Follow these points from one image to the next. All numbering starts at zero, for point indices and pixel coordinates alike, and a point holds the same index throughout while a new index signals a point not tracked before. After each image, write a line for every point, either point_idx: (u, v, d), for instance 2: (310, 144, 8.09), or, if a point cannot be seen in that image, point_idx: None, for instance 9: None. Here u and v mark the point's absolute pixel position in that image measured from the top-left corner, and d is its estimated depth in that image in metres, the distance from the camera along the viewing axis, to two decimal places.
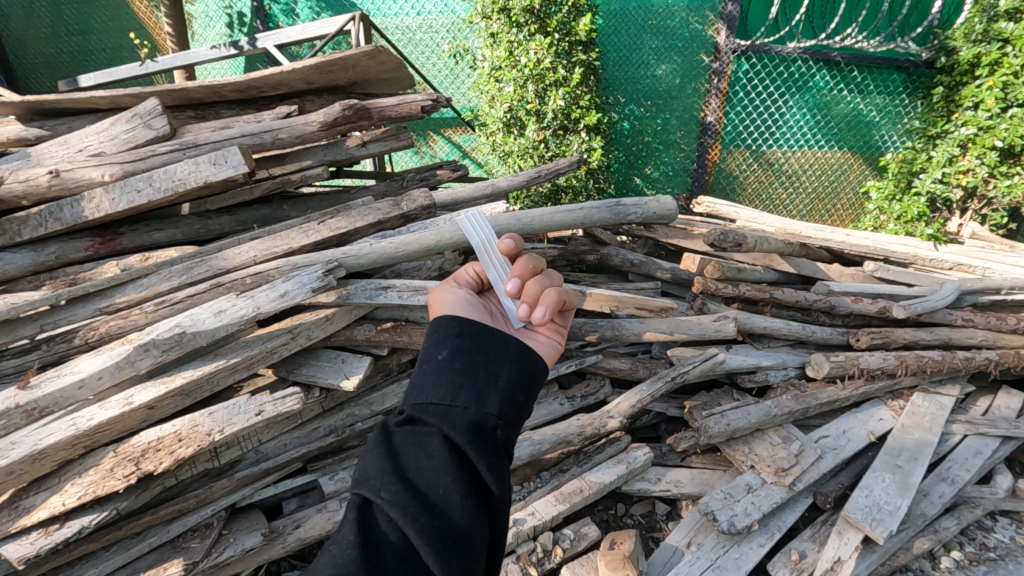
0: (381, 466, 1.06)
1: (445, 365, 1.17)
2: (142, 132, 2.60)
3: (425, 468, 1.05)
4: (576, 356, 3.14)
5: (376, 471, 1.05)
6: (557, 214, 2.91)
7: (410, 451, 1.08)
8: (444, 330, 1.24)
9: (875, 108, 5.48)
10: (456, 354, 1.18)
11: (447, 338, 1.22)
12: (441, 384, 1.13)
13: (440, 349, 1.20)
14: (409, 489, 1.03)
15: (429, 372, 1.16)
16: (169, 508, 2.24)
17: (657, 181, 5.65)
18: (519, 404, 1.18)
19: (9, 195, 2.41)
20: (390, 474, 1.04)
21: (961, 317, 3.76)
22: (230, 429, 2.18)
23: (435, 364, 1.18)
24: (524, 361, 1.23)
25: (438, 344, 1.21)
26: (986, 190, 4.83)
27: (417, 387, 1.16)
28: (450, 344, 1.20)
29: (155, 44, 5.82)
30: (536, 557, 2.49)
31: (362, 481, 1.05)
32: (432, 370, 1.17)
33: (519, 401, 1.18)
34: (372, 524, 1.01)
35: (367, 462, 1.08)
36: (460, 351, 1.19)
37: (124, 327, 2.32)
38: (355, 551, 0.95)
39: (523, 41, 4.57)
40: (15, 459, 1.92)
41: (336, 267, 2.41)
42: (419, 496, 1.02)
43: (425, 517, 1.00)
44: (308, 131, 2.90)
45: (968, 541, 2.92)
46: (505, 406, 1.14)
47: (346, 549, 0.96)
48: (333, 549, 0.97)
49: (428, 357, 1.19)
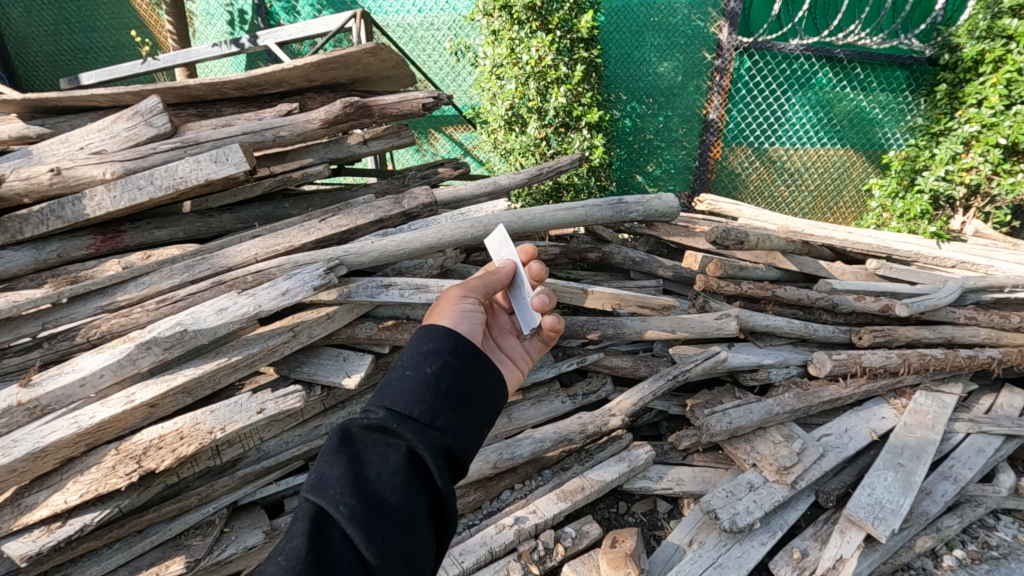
0: (344, 474, 1.02)
1: (430, 379, 1.15)
2: (143, 130, 2.60)
3: (388, 482, 1.03)
4: (578, 354, 3.16)
5: (337, 479, 1.02)
6: (559, 212, 2.90)
7: (375, 462, 1.05)
8: (437, 344, 1.22)
9: (877, 105, 5.45)
10: (442, 371, 1.17)
11: (437, 351, 1.21)
12: (422, 400, 1.12)
13: (428, 361, 1.18)
14: (371, 503, 1.00)
15: (410, 382, 1.14)
16: (171, 506, 2.25)
17: (658, 179, 5.64)
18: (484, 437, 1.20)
19: (11, 193, 2.41)
20: (353, 484, 1.01)
21: (964, 315, 3.75)
22: (232, 427, 2.18)
23: (419, 375, 1.15)
24: (498, 396, 1.26)
25: (429, 356, 1.19)
26: (989, 188, 4.81)
27: (394, 394, 1.13)
28: (441, 360, 1.19)
29: (156, 42, 5.80)
30: (537, 555, 2.49)
31: (319, 487, 1.01)
32: (414, 381, 1.14)
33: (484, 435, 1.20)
34: (324, 533, 0.98)
35: (327, 465, 1.04)
36: (446, 368, 1.18)
37: (125, 325, 2.32)
38: (304, 566, 0.91)
39: (524, 38, 4.55)
40: (17, 457, 1.93)
41: (337, 265, 2.39)
42: (379, 512, 1.00)
43: (383, 533, 0.98)
44: (309, 129, 2.89)
45: (971, 539, 2.92)
46: (474, 438, 1.16)
47: (295, 564, 0.91)
48: (280, 560, 0.92)
49: (414, 367, 1.17)
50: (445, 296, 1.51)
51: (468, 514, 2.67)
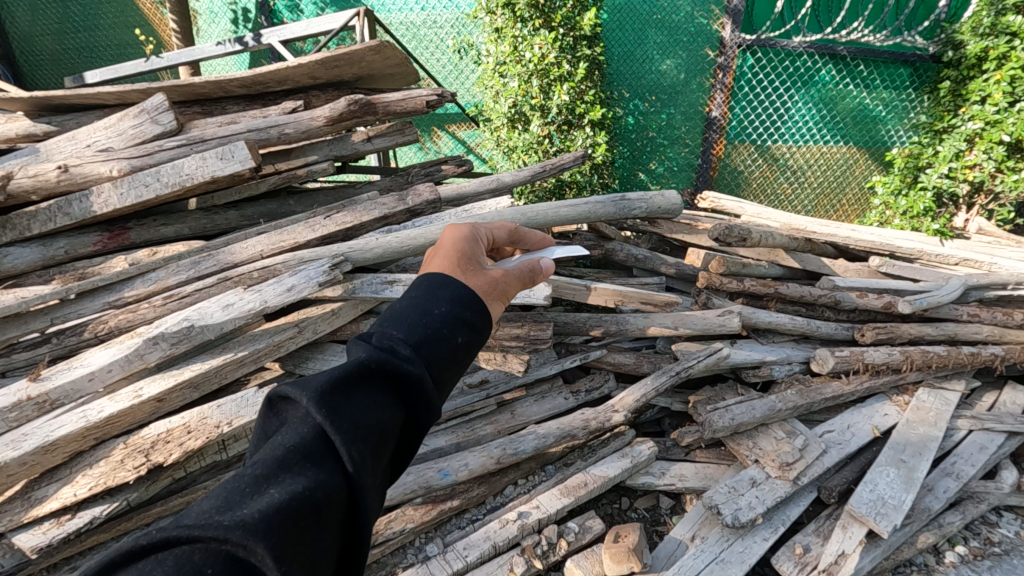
0: (360, 410, 0.99)
1: (457, 346, 1.19)
2: (150, 128, 2.63)
3: (390, 430, 1.04)
4: (581, 351, 3.19)
5: (355, 415, 0.98)
6: (561, 208, 2.92)
7: (388, 407, 1.04)
8: (472, 316, 1.25)
9: (881, 103, 5.43)
10: (466, 343, 1.21)
11: (470, 325, 1.23)
12: (443, 362, 1.15)
13: (458, 331, 1.20)
14: (374, 447, 0.99)
15: (441, 342, 1.15)
16: (178, 500, 2.26)
17: (662, 176, 5.65)
18: None
19: (18, 190, 2.43)
20: (368, 424, 0.99)
21: (967, 312, 3.75)
22: (238, 421, 2.19)
23: (452, 340, 1.17)
24: None
25: (460, 323, 1.21)
26: (992, 185, 4.81)
27: (426, 346, 1.13)
28: (467, 334, 1.22)
29: (160, 40, 5.80)
30: (540, 550, 2.50)
31: (336, 416, 0.96)
32: (445, 343, 1.16)
33: None
34: (319, 464, 0.93)
35: (345, 393, 1.00)
36: (469, 342, 1.22)
37: (133, 321, 2.34)
38: (299, 504, 0.87)
39: (527, 36, 4.57)
40: (27, 451, 1.96)
41: (342, 261, 2.36)
42: (377, 457, 1.00)
43: (373, 479, 0.99)
44: (314, 126, 2.91)
45: (973, 535, 2.92)
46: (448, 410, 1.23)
47: (287, 500, 0.86)
48: (273, 491, 0.87)
49: (449, 329, 1.19)
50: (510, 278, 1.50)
51: (471, 509, 2.68)
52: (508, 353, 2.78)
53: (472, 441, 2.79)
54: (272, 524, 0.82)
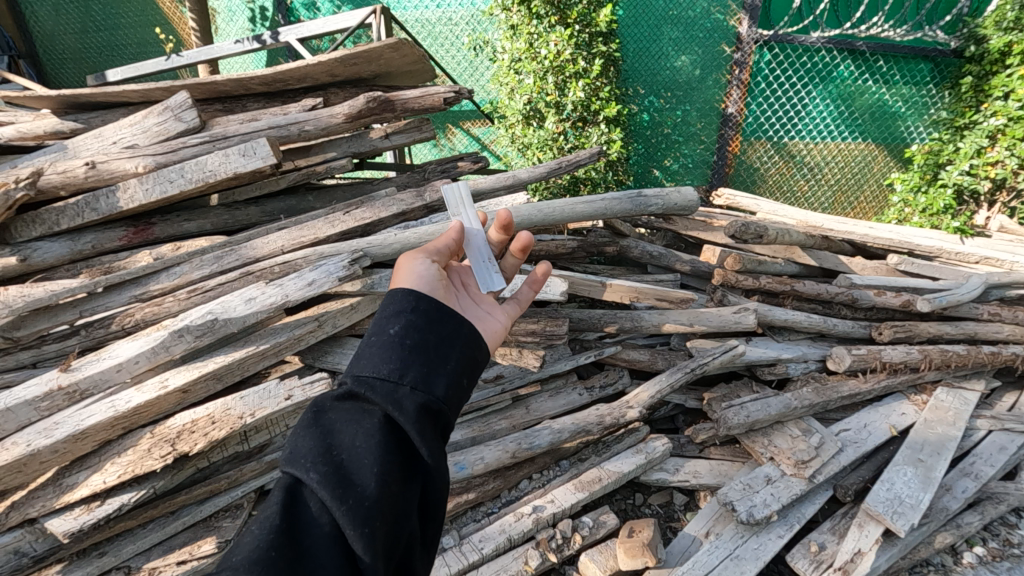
0: (315, 444, 0.97)
1: (395, 339, 1.07)
2: (173, 125, 2.68)
3: (359, 444, 0.97)
4: (594, 348, 3.19)
5: (309, 449, 0.96)
6: (577, 205, 2.95)
7: (347, 428, 0.99)
8: (398, 304, 1.13)
9: (900, 99, 5.34)
10: (405, 328, 1.08)
11: (402, 312, 1.11)
12: (391, 358, 1.04)
13: (393, 323, 1.10)
14: (344, 466, 0.95)
15: (378, 344, 1.06)
16: (201, 489, 2.31)
17: (676, 173, 5.60)
18: (464, 388, 1.10)
19: (48, 186, 2.51)
20: (324, 451, 0.96)
21: (987, 311, 3.71)
22: (261, 412, 2.24)
23: (385, 336, 1.07)
24: (472, 348, 1.15)
25: (392, 318, 1.10)
26: (1015, 182, 4.76)
27: (363, 358, 1.06)
28: (404, 318, 1.10)
29: (179, 39, 5.90)
30: (555, 543, 2.52)
31: (294, 458, 0.97)
32: (381, 342, 1.06)
33: (464, 386, 1.10)
34: (297, 499, 0.93)
35: (300, 438, 0.99)
36: (410, 325, 1.09)
37: (158, 314, 2.41)
38: (278, 534, 0.87)
39: (543, 33, 4.59)
40: (59, 439, 2.04)
41: (361, 257, 2.41)
42: (351, 475, 0.94)
43: (357, 497, 0.93)
44: (333, 123, 2.95)
45: (992, 536, 2.89)
46: (452, 389, 1.07)
47: (268, 532, 0.87)
48: (253, 529, 0.89)
49: (379, 331, 1.09)
50: (455, 266, 1.50)
51: (486, 502, 2.70)
52: (524, 348, 2.79)
53: (487, 436, 2.83)
54: (252, 556, 0.84)
